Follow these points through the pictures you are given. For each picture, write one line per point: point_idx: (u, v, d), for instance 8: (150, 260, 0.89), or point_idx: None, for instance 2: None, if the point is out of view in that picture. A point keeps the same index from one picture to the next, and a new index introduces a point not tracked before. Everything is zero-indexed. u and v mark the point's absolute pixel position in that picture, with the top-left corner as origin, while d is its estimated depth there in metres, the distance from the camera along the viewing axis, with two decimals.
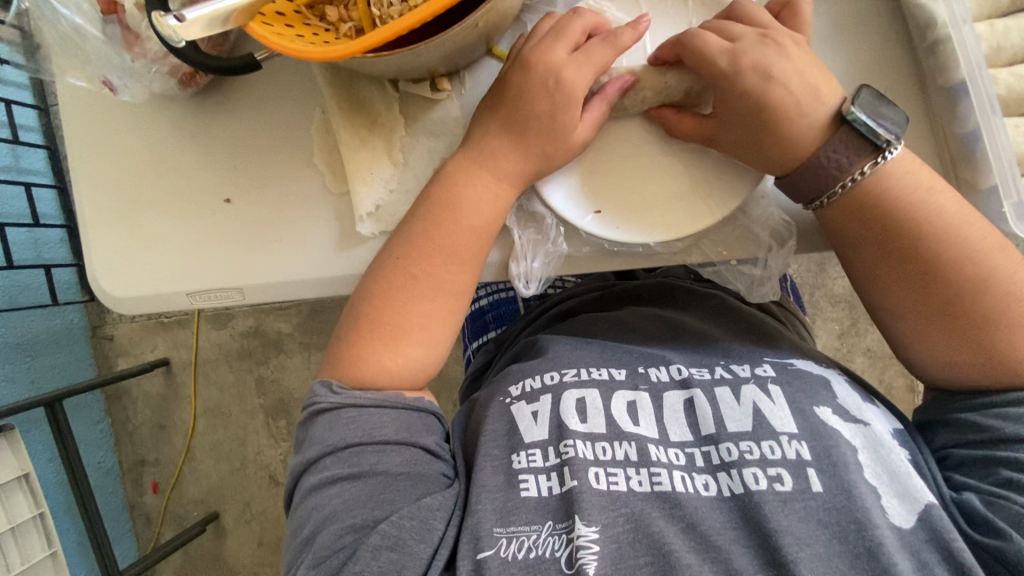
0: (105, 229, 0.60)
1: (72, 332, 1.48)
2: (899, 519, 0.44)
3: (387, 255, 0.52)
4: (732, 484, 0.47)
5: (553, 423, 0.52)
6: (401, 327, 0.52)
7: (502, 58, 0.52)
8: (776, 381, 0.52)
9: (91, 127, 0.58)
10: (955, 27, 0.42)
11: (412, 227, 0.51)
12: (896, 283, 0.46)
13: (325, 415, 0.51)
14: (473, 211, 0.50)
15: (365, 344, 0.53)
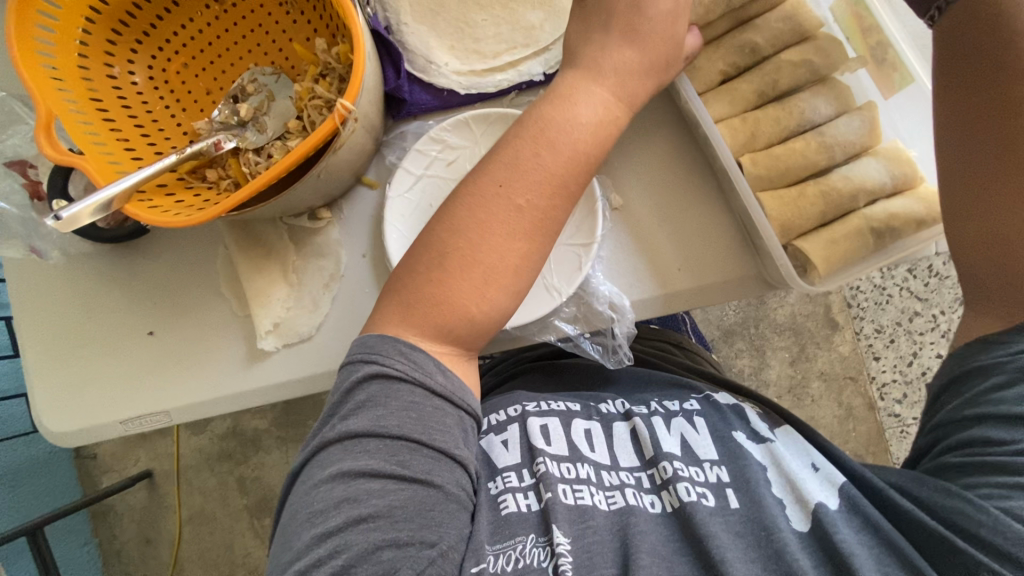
0: (42, 373, 0.65)
1: (56, 456, 1.53)
2: (795, 522, 0.49)
3: (498, 172, 0.49)
4: (670, 500, 0.52)
5: (522, 446, 0.57)
6: (496, 266, 0.48)
7: (371, 186, 0.60)
8: (701, 414, 0.60)
9: (26, 285, 0.65)
10: (708, 127, 0.51)
11: (510, 157, 0.49)
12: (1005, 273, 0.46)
13: (382, 379, 0.47)
14: (563, 145, 0.48)
15: (452, 274, 0.48)
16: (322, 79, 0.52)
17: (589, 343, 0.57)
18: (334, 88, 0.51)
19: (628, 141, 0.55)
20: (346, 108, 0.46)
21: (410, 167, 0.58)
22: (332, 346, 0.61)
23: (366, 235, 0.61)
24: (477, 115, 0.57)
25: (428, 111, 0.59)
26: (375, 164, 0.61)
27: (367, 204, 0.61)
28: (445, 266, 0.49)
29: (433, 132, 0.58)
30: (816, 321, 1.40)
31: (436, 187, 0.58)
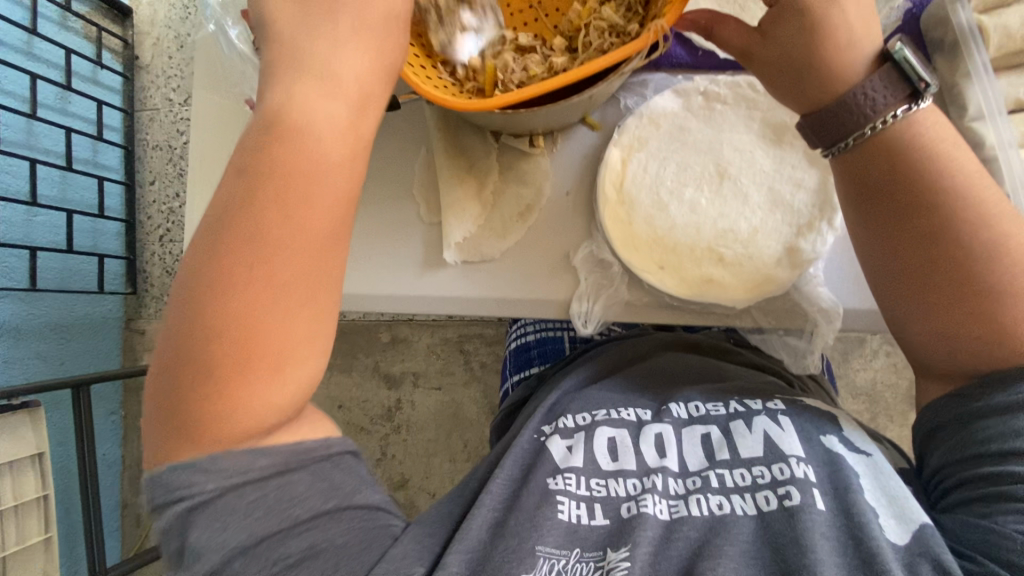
0: (207, 224, 0.66)
1: (107, 323, 1.48)
2: (894, 536, 0.45)
3: (223, 263, 0.40)
4: (745, 505, 0.49)
5: (589, 456, 0.55)
6: (280, 357, 0.41)
7: (594, 127, 0.59)
8: (786, 414, 0.55)
9: (217, 134, 0.66)
10: (1003, 149, 0.49)
11: (225, 228, 0.40)
12: (918, 290, 0.48)
13: (201, 506, 0.40)
14: (310, 195, 0.41)
15: (232, 377, 0.40)
16: (627, 11, 0.50)
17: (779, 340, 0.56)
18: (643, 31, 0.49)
19: None
20: (663, 29, 0.43)
21: (656, 112, 0.57)
22: (510, 276, 0.59)
23: (577, 174, 0.60)
24: (736, 81, 0.57)
25: (678, 66, 0.59)
26: (603, 108, 0.60)
27: (585, 145, 0.60)
28: (245, 356, 0.40)
29: (680, 87, 0.57)
30: (896, 394, 1.33)
31: (675, 141, 0.57)
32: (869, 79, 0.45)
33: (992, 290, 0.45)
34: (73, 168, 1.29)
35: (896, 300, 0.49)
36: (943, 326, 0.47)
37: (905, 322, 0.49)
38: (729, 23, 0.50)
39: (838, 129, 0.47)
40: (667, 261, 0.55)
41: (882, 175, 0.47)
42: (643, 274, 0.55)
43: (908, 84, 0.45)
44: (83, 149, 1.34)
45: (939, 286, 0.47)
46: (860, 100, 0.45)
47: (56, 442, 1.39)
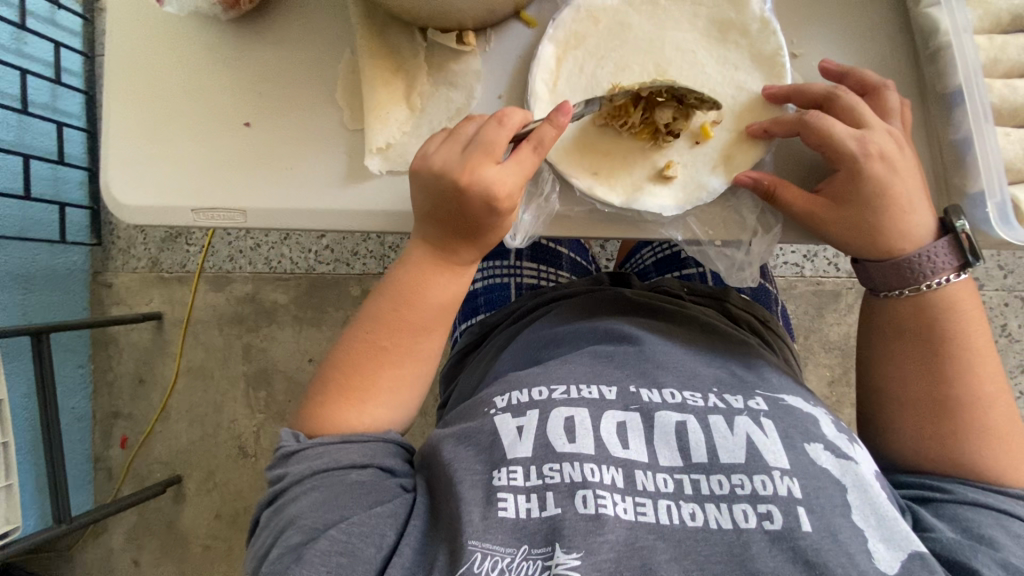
0: (126, 137, 0.62)
1: (72, 275, 1.42)
2: (884, 564, 0.41)
3: (345, 353, 0.56)
4: (719, 517, 0.44)
5: (539, 441, 0.49)
6: (369, 388, 0.55)
7: (530, 23, 0.54)
8: (770, 415, 0.49)
9: (137, 39, 0.62)
10: (956, 36, 0.45)
11: (369, 320, 0.55)
12: (909, 380, 0.50)
13: (291, 454, 0.52)
14: (432, 305, 0.55)
15: (345, 405, 0.54)
16: None
17: (716, 253, 0.52)
18: (637, 120, 0.51)
19: (832, 40, 0.50)
20: None
21: (595, 6, 0.52)
22: None
23: (509, 74, 0.55)
24: None
25: None
26: (541, 1, 0.55)
27: (520, 43, 0.55)
28: (337, 389, 0.55)
29: None
30: None
31: (613, 37, 0.52)
32: (933, 243, 0.46)
33: (974, 404, 0.48)
34: (28, 111, 1.23)
35: (883, 389, 0.52)
36: (919, 433, 0.49)
37: (887, 416, 0.52)
38: (829, 120, 0.46)
39: (897, 279, 0.48)
40: (599, 168, 0.51)
41: (847, 198, 0.47)
42: (572, 178, 0.51)
43: (961, 251, 0.46)
44: (41, 92, 1.28)
45: (926, 396, 0.49)
46: (921, 262, 0.47)
47: (20, 395, 1.37)
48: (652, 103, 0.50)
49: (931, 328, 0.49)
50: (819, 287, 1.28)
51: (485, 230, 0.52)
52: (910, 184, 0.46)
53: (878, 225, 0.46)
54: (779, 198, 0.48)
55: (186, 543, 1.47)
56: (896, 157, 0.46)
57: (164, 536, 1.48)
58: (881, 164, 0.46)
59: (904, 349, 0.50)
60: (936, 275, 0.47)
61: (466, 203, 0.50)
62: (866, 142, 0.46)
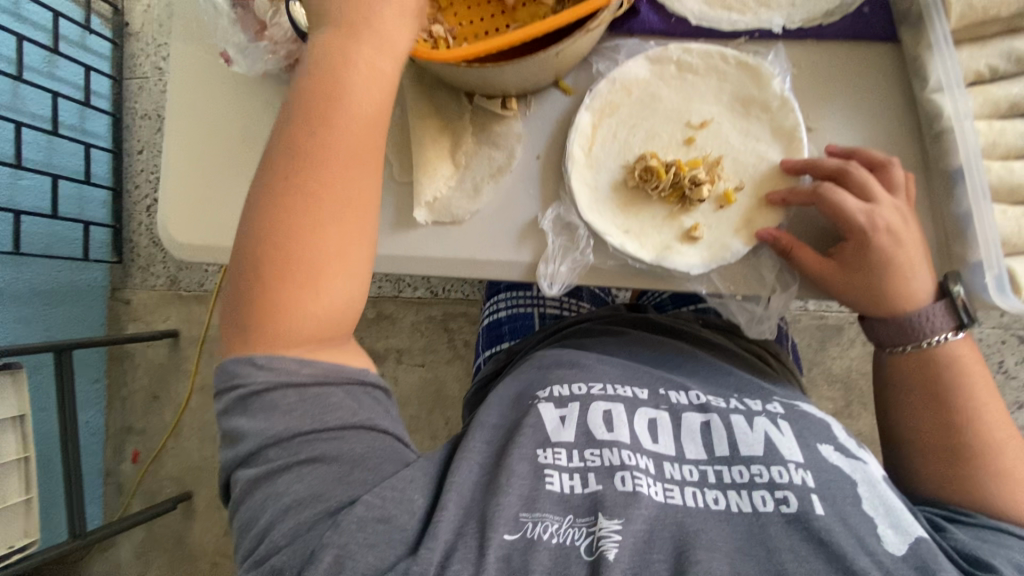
0: (183, 180, 0.66)
1: (92, 291, 1.46)
2: (892, 546, 0.45)
3: (260, 250, 0.46)
4: (741, 502, 0.47)
5: (582, 428, 0.53)
6: (315, 266, 0.46)
7: (567, 91, 0.59)
8: (785, 418, 0.54)
9: (196, 90, 0.66)
10: (958, 121, 0.50)
11: (280, 181, 0.47)
12: (924, 429, 0.54)
13: (253, 399, 0.45)
14: (336, 165, 0.47)
15: (289, 293, 0.45)
16: None
17: (735, 305, 0.58)
18: (666, 184, 0.55)
19: (843, 117, 0.55)
20: None
21: (628, 78, 0.57)
22: (479, 238, 0.60)
23: (547, 136, 0.60)
24: (710, 52, 0.56)
25: (649, 32, 0.58)
26: (577, 70, 0.60)
27: (557, 108, 0.60)
28: (263, 311, 0.45)
29: (654, 52, 0.57)
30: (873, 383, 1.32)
31: (646, 108, 0.57)
32: (932, 305, 0.52)
33: (987, 446, 0.51)
34: (59, 133, 1.27)
35: (902, 437, 0.56)
36: (939, 476, 0.53)
37: (909, 461, 0.55)
38: (841, 193, 0.51)
39: (901, 336, 0.53)
40: (630, 226, 0.56)
41: (854, 261, 0.52)
42: (604, 237, 0.56)
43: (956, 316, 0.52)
44: (71, 114, 1.33)
45: (940, 441, 0.53)
46: (921, 322, 0.52)
47: (38, 408, 1.39)
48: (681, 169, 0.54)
49: (938, 379, 0.53)
50: (821, 320, 1.32)
51: (316, 77, 0.47)
52: (916, 253, 0.51)
53: (883, 288, 0.51)
54: (791, 258, 0.53)
55: (194, 558, 1.48)
56: (902, 231, 0.51)
57: (173, 551, 1.49)
58: (888, 235, 0.50)
59: (914, 399, 0.55)
60: (934, 333, 0.52)
61: (324, 90, 0.47)
62: (875, 215, 0.50)
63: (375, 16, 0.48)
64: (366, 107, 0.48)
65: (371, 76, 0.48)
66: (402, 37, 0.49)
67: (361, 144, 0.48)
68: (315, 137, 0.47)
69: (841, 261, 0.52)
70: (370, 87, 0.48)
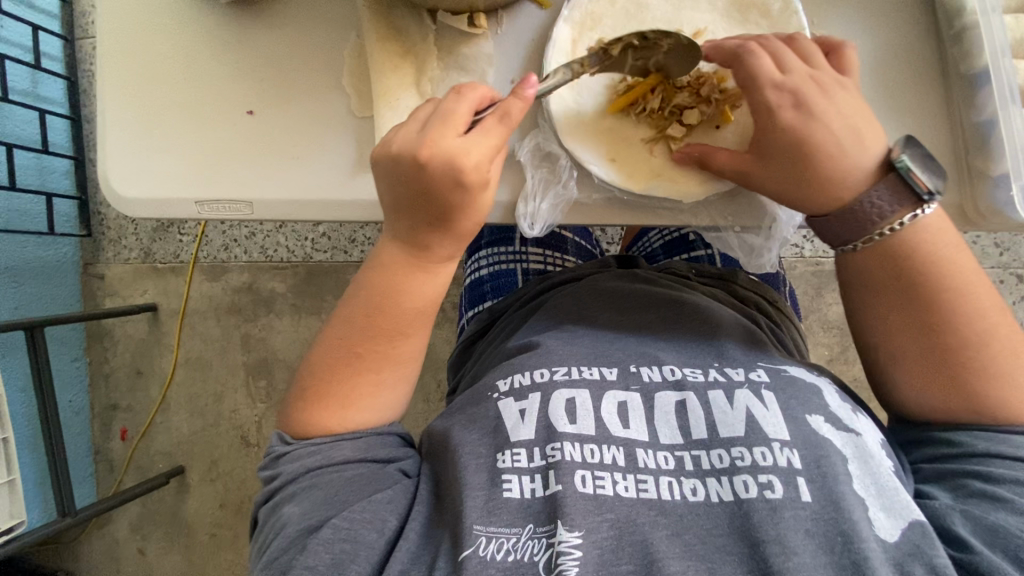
0: (124, 127, 0.59)
1: (63, 266, 1.38)
2: (884, 532, 0.42)
3: (313, 388, 0.52)
4: (721, 491, 0.44)
5: (542, 423, 0.49)
6: (353, 393, 0.52)
7: (543, 4, 0.54)
8: (770, 387, 0.50)
9: (132, 26, 0.60)
10: (983, 15, 0.47)
11: (336, 345, 0.53)
12: (906, 339, 0.49)
13: (284, 458, 0.51)
14: (402, 317, 0.52)
15: (339, 409, 0.52)
16: None
17: (733, 237, 0.54)
18: (654, 106, 0.51)
19: (854, 23, 0.51)
20: None
21: None
22: None
23: (520, 57, 0.54)
24: None
25: None
26: None
27: (533, 24, 0.54)
28: (319, 407, 0.52)
29: None
30: None
31: (631, 18, 0.52)
32: (873, 188, 0.47)
33: (977, 347, 0.47)
34: (8, 98, 1.17)
35: (884, 349, 0.50)
36: (934, 388, 0.48)
37: (898, 377, 0.50)
38: (756, 66, 0.47)
39: (853, 230, 0.48)
40: (618, 155, 0.51)
41: (781, 159, 0.48)
42: (586, 163, 0.50)
43: (912, 190, 0.46)
44: (20, 78, 1.22)
45: (926, 349, 0.48)
46: (867, 210, 0.47)
47: (15, 389, 1.34)
48: (669, 92, 0.51)
49: (904, 274, 0.48)
50: (819, 266, 1.27)
51: (379, 293, 0.52)
52: (841, 129, 0.47)
53: (806, 180, 0.48)
54: (708, 167, 0.50)
55: (192, 531, 1.45)
56: (826, 106, 0.47)
57: (169, 526, 1.46)
58: (797, 113, 0.47)
59: (897, 308, 0.49)
60: (887, 220, 0.47)
61: (417, 251, 0.51)
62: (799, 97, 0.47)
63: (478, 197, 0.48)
64: (423, 283, 0.52)
65: (414, 278, 0.52)
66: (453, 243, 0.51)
67: (382, 299, 0.52)
68: (373, 331, 0.52)
69: (755, 150, 0.48)
70: (410, 274, 0.52)
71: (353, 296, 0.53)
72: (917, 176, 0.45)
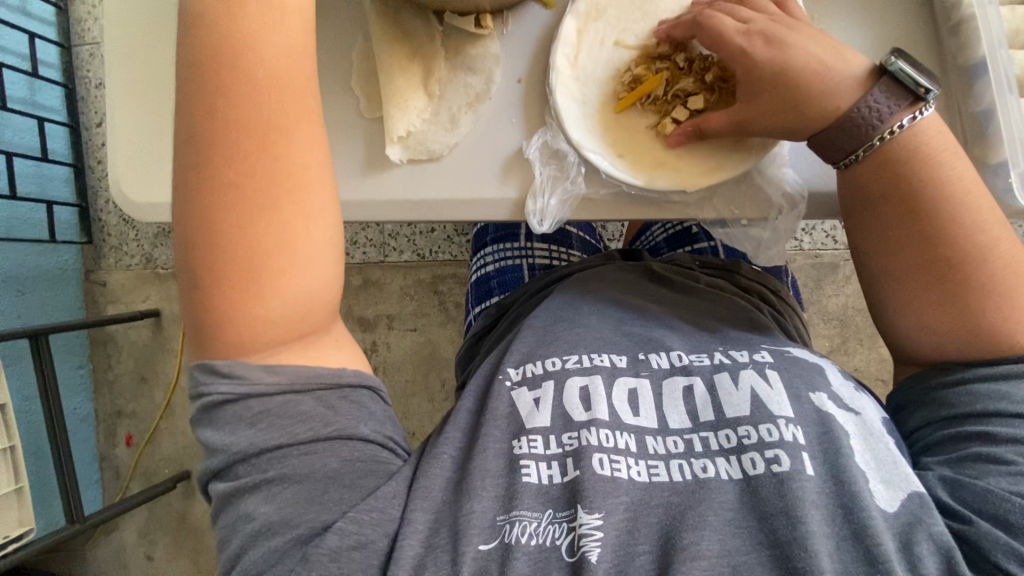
0: (133, 132, 0.60)
1: (65, 274, 1.38)
2: (884, 502, 0.42)
3: (206, 291, 0.40)
4: (730, 469, 0.45)
5: (557, 411, 0.50)
6: (261, 262, 0.41)
7: (547, 5, 0.56)
8: (774, 366, 0.51)
9: (138, 33, 0.60)
10: (981, 5, 0.48)
11: (211, 212, 0.40)
12: (905, 267, 0.49)
13: (226, 412, 0.43)
14: (294, 184, 0.41)
15: (246, 292, 0.41)
16: None
17: (738, 232, 0.55)
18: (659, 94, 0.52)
19: (850, 17, 0.53)
20: None
21: None
22: (458, 175, 0.55)
23: (526, 56, 0.56)
24: None
25: None
26: None
27: (537, 25, 0.56)
28: (218, 318, 0.41)
29: None
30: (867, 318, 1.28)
31: (635, 9, 0.55)
32: (869, 94, 0.47)
33: (974, 271, 0.46)
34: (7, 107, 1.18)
35: (883, 279, 0.51)
36: (936, 317, 0.48)
37: (896, 308, 0.50)
38: (719, 18, 0.49)
39: (852, 142, 0.48)
40: (624, 150, 0.53)
41: (766, 91, 0.48)
42: (584, 152, 0.52)
43: (907, 92, 0.47)
44: (18, 87, 1.22)
45: (925, 267, 0.48)
46: (866, 113, 0.47)
47: (20, 397, 1.34)
48: (674, 76, 0.53)
49: (900, 196, 0.48)
50: (817, 258, 1.28)
51: (239, 140, 0.39)
52: (820, 49, 0.48)
53: (798, 104, 0.48)
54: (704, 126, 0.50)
55: (200, 534, 1.45)
56: (793, 37, 0.48)
57: (177, 531, 1.46)
58: (770, 48, 0.48)
59: (892, 233, 0.49)
60: (888, 122, 0.47)
61: (226, 94, 0.39)
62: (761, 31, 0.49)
63: (256, 45, 0.39)
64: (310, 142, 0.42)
65: (282, 105, 0.40)
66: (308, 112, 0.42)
67: (278, 177, 0.40)
68: (246, 168, 0.39)
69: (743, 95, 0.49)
70: (268, 117, 0.40)
71: (199, 165, 0.39)
72: (913, 81, 0.46)
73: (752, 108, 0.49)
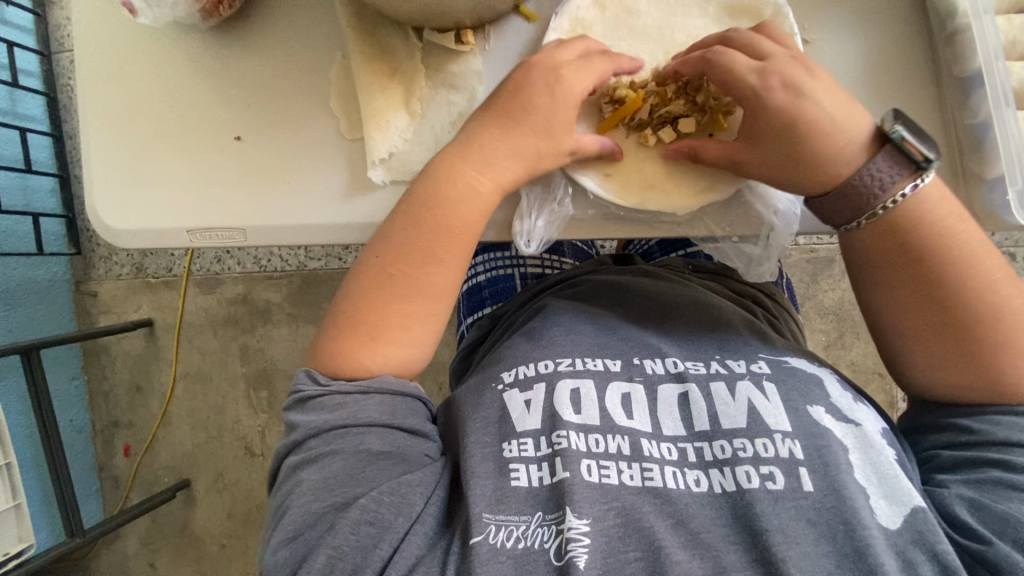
0: (109, 155, 0.58)
1: (55, 286, 1.36)
2: (886, 520, 0.42)
3: (350, 326, 0.50)
4: (724, 481, 0.44)
5: (547, 412, 0.49)
6: (387, 321, 0.49)
7: (529, 18, 0.54)
8: (772, 379, 0.50)
9: (109, 53, 0.58)
10: (976, 17, 0.47)
11: (380, 272, 0.50)
12: (920, 314, 0.47)
13: (311, 401, 0.48)
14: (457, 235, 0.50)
15: (365, 342, 0.49)
16: None
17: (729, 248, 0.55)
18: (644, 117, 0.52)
19: (842, 27, 0.52)
20: None
21: None
22: None
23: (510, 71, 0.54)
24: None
25: None
26: None
27: (520, 38, 0.54)
28: (346, 345, 0.49)
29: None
30: None
31: (622, 25, 0.54)
32: (870, 160, 0.46)
33: (991, 318, 0.45)
34: None
35: (897, 337, 0.49)
36: (957, 372, 0.47)
37: (913, 363, 0.49)
38: (732, 53, 0.48)
39: (853, 208, 0.48)
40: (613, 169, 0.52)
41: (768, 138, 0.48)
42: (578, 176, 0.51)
43: (908, 158, 0.46)
44: None
45: (942, 324, 0.47)
46: (868, 180, 0.46)
47: (14, 411, 1.33)
48: (663, 97, 0.51)
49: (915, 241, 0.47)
50: (813, 253, 1.27)
51: (433, 214, 0.50)
52: (833, 101, 0.47)
53: (800, 158, 0.47)
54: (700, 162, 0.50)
55: (201, 542, 1.44)
56: (811, 82, 0.47)
57: (177, 539, 1.45)
58: (786, 92, 0.47)
59: (910, 278, 0.47)
60: (891, 189, 0.46)
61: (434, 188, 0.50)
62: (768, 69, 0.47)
63: (476, 149, 0.50)
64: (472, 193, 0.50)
65: (471, 197, 0.50)
66: (506, 164, 0.50)
67: (427, 235, 0.50)
68: (438, 229, 0.50)
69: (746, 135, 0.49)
70: (464, 191, 0.50)
71: (400, 216, 0.51)
72: (912, 144, 0.45)
73: (751, 152, 0.49)
